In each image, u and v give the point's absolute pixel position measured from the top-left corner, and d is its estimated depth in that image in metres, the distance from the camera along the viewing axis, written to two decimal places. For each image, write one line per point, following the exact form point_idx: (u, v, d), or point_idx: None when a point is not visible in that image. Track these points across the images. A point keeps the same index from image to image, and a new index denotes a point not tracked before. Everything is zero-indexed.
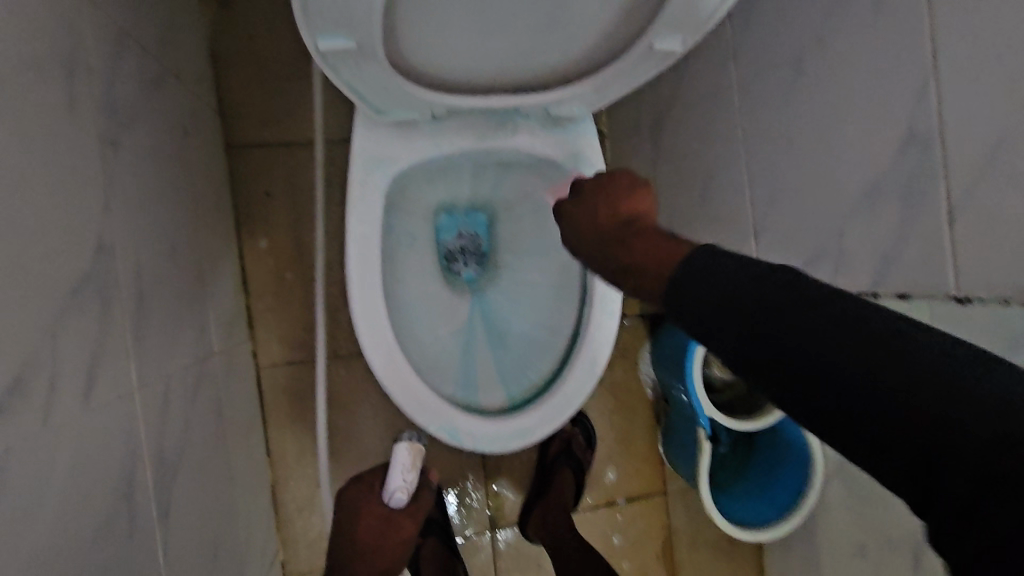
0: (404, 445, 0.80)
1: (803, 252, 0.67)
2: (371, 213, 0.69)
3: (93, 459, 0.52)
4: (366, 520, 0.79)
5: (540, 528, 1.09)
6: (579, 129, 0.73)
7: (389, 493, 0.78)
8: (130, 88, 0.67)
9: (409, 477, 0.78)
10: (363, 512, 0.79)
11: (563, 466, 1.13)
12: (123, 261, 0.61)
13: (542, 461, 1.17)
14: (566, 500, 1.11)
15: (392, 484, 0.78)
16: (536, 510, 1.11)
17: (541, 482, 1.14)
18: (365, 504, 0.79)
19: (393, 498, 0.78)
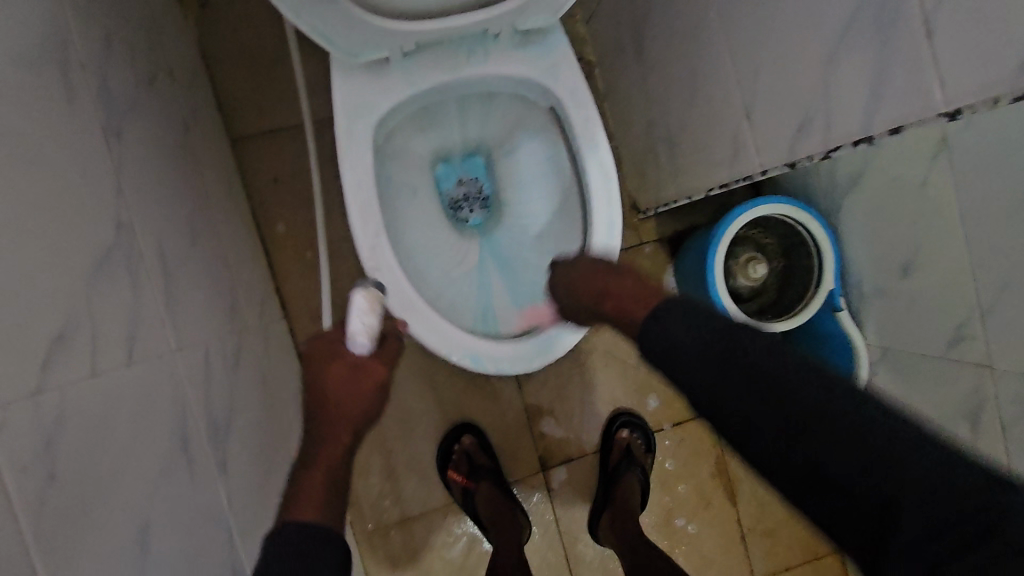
0: (359, 291, 0.66)
1: (795, 119, 0.65)
2: (362, 159, 0.71)
3: (146, 411, 0.57)
4: (333, 375, 0.65)
5: (610, 526, 1.10)
6: (550, 41, 0.72)
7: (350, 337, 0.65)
8: (125, 82, 0.72)
9: (369, 321, 0.65)
10: (331, 364, 0.65)
11: (626, 472, 1.15)
12: (144, 238, 0.65)
13: (605, 465, 1.19)
14: (633, 505, 1.12)
15: (352, 328, 0.65)
16: (606, 514, 1.12)
17: (606, 489, 1.16)
18: (331, 353, 0.66)
19: (354, 343, 0.65)
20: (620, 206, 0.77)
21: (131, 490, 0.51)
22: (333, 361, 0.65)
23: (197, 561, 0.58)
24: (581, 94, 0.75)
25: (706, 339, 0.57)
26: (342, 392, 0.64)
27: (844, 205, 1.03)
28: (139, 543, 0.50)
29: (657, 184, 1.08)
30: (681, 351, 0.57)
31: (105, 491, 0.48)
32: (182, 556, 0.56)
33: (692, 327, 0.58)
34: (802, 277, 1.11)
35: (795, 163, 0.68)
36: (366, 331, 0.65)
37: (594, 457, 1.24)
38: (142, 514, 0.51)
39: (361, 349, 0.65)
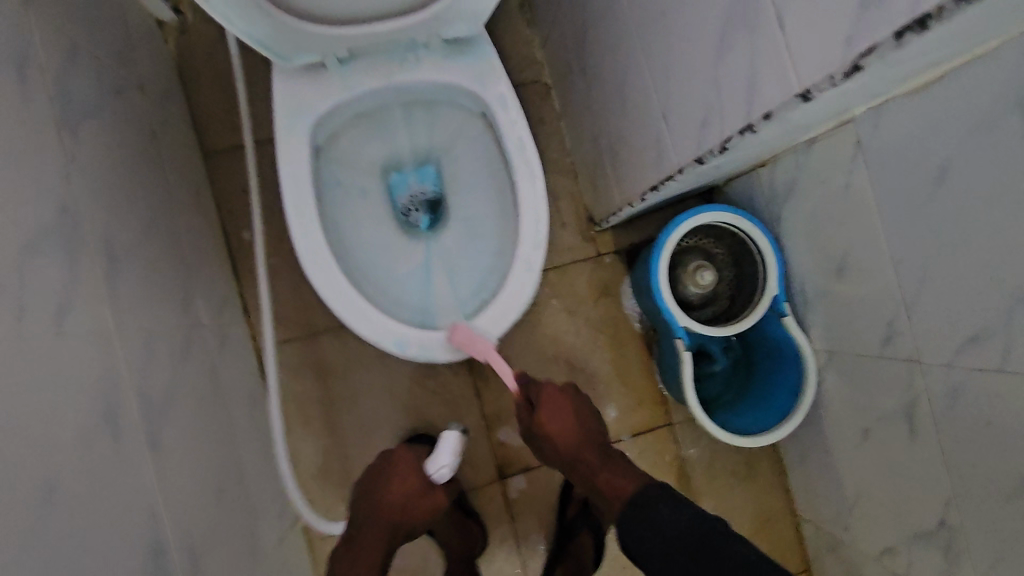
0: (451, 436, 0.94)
1: (698, 114, 0.70)
2: (299, 156, 0.76)
3: (71, 378, 0.60)
4: (394, 475, 0.96)
5: None
6: (477, 50, 0.78)
7: (437, 466, 0.94)
8: (87, 88, 0.78)
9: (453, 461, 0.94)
10: (396, 470, 0.96)
11: (582, 529, 1.14)
12: (89, 224, 0.70)
13: (562, 517, 1.18)
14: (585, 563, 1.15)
15: (440, 461, 0.93)
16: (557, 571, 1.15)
17: (559, 540, 1.16)
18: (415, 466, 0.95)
19: (438, 473, 0.94)
20: (545, 201, 0.80)
21: (40, 443, 0.53)
22: (398, 469, 0.96)
23: (112, 526, 0.60)
24: (508, 99, 0.80)
25: (650, 526, 0.74)
26: (390, 494, 0.94)
27: (783, 212, 1.06)
28: (44, 493, 0.52)
29: (606, 193, 1.12)
30: (644, 539, 0.73)
31: (11, 439, 0.50)
32: (93, 517, 0.58)
33: (650, 521, 0.74)
34: (751, 283, 1.14)
35: (702, 158, 0.72)
36: (449, 466, 0.94)
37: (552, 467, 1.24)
38: (50, 468, 0.54)
39: (440, 478, 0.94)
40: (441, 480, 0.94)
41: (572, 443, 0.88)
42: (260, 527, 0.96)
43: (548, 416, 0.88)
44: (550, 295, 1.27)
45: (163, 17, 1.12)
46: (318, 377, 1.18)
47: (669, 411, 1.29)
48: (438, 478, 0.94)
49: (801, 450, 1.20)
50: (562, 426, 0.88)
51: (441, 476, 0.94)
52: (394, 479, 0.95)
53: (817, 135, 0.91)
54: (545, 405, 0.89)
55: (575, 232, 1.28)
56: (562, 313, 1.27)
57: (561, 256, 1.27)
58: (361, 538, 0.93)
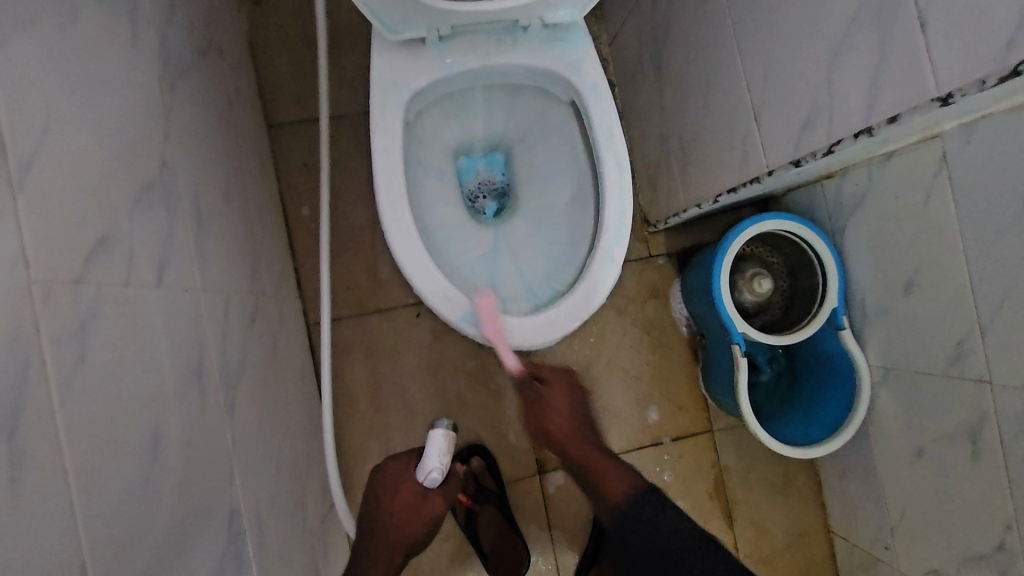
0: (439, 434, 0.85)
1: (801, 114, 0.70)
2: (391, 129, 0.76)
3: (170, 332, 0.60)
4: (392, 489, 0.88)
5: None
6: (574, 38, 0.78)
7: (427, 471, 0.83)
8: (181, 48, 0.78)
9: (444, 460, 0.83)
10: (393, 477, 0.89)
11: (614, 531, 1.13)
12: (183, 181, 0.70)
13: (596, 519, 1.17)
14: None
15: (429, 464, 0.83)
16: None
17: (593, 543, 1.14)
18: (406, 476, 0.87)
19: (428, 478, 0.83)
20: (631, 194, 0.80)
21: (146, 393, 0.53)
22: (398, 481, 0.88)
23: (199, 484, 0.60)
24: (601, 88, 0.79)
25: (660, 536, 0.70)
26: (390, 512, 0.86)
27: (848, 225, 1.06)
28: (148, 442, 0.52)
29: (669, 194, 1.12)
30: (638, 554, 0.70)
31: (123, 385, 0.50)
32: (185, 472, 0.57)
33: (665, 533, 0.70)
34: (807, 295, 1.13)
35: (801, 160, 0.72)
36: (440, 467, 0.83)
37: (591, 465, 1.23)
38: (155, 417, 0.53)
39: (432, 483, 0.83)
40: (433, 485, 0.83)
41: (568, 434, 0.86)
42: (309, 502, 0.95)
43: (550, 403, 0.88)
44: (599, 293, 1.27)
45: None
46: (366, 356, 1.17)
47: (709, 418, 1.29)
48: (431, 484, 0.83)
49: (842, 465, 1.20)
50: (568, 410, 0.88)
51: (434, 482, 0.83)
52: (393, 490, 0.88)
53: (896, 148, 0.91)
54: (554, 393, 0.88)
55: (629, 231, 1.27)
56: (609, 311, 1.27)
57: None
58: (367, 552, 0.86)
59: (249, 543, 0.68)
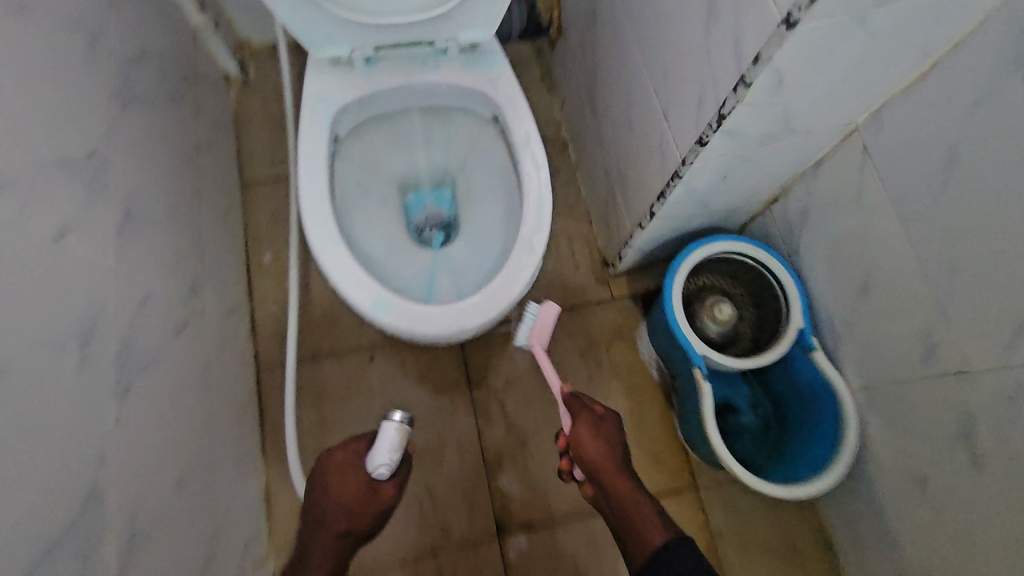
0: (389, 425, 0.68)
1: (694, 94, 0.73)
2: (317, 136, 0.81)
3: (59, 291, 0.60)
4: (330, 497, 0.71)
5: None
6: (491, 59, 0.86)
7: (375, 467, 0.68)
8: (149, 84, 0.89)
9: (395, 457, 0.68)
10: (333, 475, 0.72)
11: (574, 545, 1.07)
12: (119, 177, 0.75)
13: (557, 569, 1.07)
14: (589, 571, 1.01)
15: (376, 461, 0.68)
16: None
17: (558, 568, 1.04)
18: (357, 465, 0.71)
19: (377, 473, 0.68)
20: (550, 189, 0.81)
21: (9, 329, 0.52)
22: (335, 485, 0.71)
23: (55, 449, 0.55)
24: (518, 100, 0.85)
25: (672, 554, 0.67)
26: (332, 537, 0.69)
27: (800, 245, 1.04)
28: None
29: (619, 226, 1.13)
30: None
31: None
32: (42, 427, 0.54)
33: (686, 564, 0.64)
34: (773, 322, 1.07)
35: (703, 138, 0.73)
36: (389, 465, 0.68)
37: (557, 527, 1.09)
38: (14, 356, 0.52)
39: (379, 480, 0.68)
40: (380, 479, 0.68)
41: (612, 469, 0.75)
42: (220, 543, 0.85)
43: (584, 436, 0.78)
44: (561, 336, 1.22)
45: (230, 72, 1.29)
46: (314, 401, 1.13)
47: (691, 472, 1.15)
48: (378, 477, 0.68)
49: (848, 519, 1.04)
50: (605, 440, 0.77)
51: (383, 476, 0.68)
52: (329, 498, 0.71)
53: (824, 154, 0.91)
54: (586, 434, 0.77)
55: (589, 274, 1.27)
56: (574, 355, 1.21)
57: (573, 297, 1.25)
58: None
59: (110, 541, 0.60)
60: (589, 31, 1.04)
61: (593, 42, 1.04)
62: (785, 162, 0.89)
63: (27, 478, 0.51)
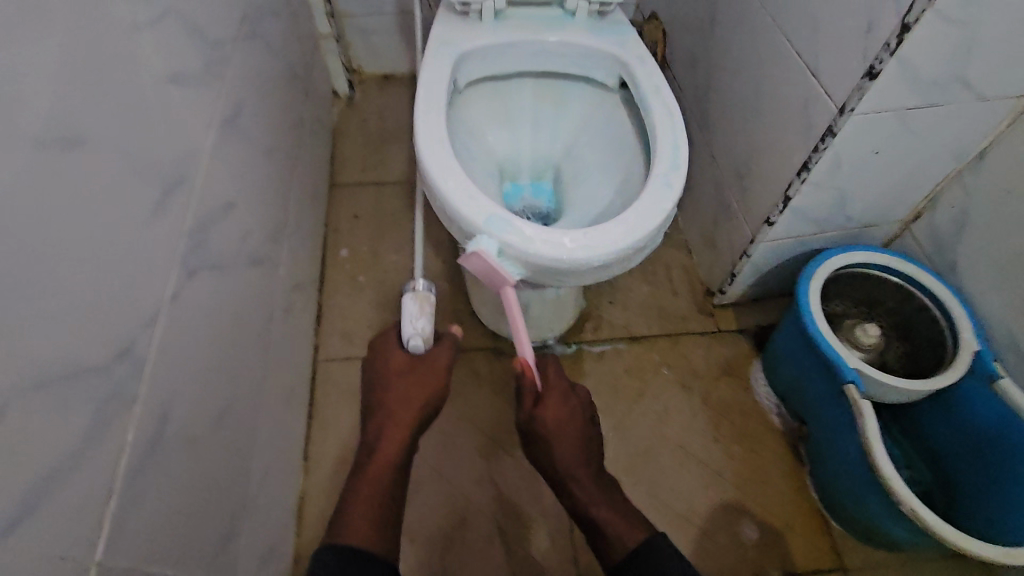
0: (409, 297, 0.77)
1: (861, 23, 0.66)
2: (440, 69, 0.78)
3: (156, 126, 0.53)
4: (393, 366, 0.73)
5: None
6: (619, 25, 0.84)
7: (405, 338, 0.74)
8: (272, 40, 0.90)
9: (418, 323, 0.74)
10: (391, 354, 0.74)
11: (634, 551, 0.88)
12: (231, 80, 0.71)
13: None
14: None
15: (405, 332, 0.74)
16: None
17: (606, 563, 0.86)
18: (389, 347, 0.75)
19: (410, 346, 0.73)
20: (685, 132, 0.73)
21: (80, 96, 0.43)
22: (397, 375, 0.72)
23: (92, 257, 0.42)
24: (647, 59, 0.81)
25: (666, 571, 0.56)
26: (400, 426, 0.67)
27: (959, 258, 0.89)
28: (50, 126, 0.39)
29: (734, 238, 1.02)
30: None
31: (56, 48, 0.40)
32: (82, 221, 0.41)
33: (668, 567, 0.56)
34: (932, 349, 0.89)
35: (873, 68, 0.66)
36: (421, 332, 0.74)
37: None
38: (77, 119, 0.42)
39: (417, 350, 0.73)
40: (418, 352, 0.73)
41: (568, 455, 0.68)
42: (243, 531, 0.66)
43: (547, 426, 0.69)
44: (660, 364, 1.04)
45: (338, 89, 1.35)
46: None
47: (837, 547, 0.88)
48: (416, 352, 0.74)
49: None
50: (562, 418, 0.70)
51: (420, 348, 0.74)
52: (397, 380, 0.71)
53: (988, 141, 0.81)
54: (546, 406, 0.70)
55: (690, 302, 1.12)
56: (675, 388, 1.02)
57: (672, 324, 1.09)
58: (352, 508, 0.59)
59: (126, 422, 0.44)
60: (702, 38, 1.03)
61: (706, 47, 1.02)
62: (944, 142, 0.80)
63: (36, 253, 0.37)
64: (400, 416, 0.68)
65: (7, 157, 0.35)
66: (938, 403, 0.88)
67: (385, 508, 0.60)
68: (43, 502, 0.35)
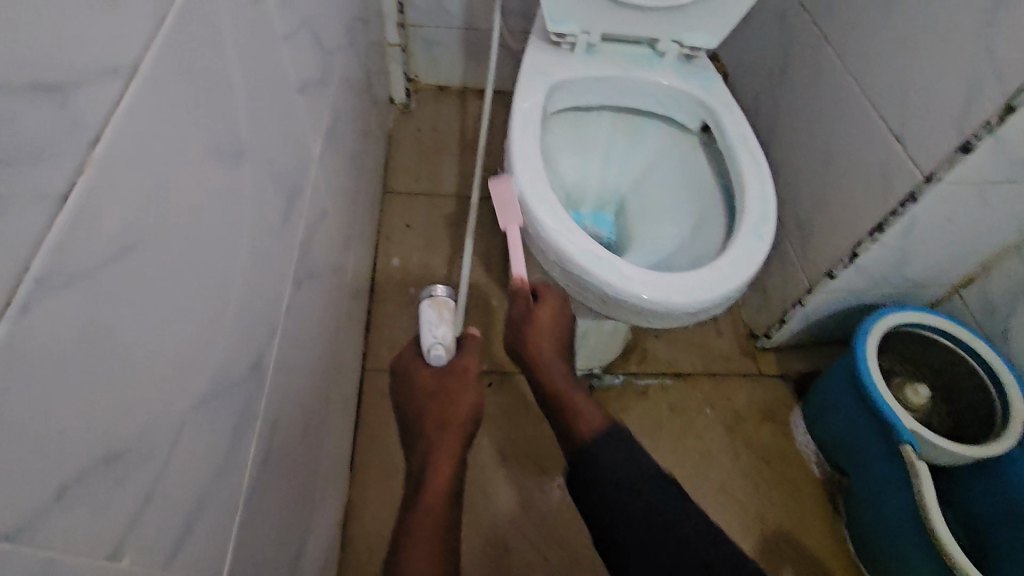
0: (426, 311, 0.72)
1: (959, 98, 0.69)
2: (533, 97, 0.79)
3: (288, 137, 0.53)
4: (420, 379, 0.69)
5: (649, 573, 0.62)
6: (706, 71, 0.86)
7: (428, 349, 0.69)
8: (358, 49, 0.91)
9: (439, 332, 0.70)
10: (419, 375, 0.69)
11: None
12: (332, 90, 0.72)
13: None
14: None
15: (427, 341, 0.69)
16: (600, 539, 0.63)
17: None
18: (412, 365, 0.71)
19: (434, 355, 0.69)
20: (772, 185, 0.75)
21: (247, 107, 0.43)
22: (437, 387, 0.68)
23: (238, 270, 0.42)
24: (733, 108, 0.83)
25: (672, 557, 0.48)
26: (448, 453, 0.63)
27: (1010, 327, 0.91)
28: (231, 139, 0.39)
29: (787, 285, 1.03)
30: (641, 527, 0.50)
31: (235, 61, 0.41)
32: (240, 232, 0.42)
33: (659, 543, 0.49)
34: (979, 414, 0.91)
35: (969, 142, 0.68)
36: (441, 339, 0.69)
37: None
38: (243, 130, 0.42)
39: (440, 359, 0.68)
40: (440, 364, 0.69)
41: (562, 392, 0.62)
42: (309, 544, 0.65)
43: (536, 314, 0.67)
44: (703, 404, 1.05)
45: (395, 97, 1.36)
46: None
47: None
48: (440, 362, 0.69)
49: None
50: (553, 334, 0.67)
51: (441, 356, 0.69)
52: (430, 400, 0.67)
53: None
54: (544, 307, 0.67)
55: (733, 343, 1.13)
56: (718, 428, 1.03)
57: (715, 363, 1.10)
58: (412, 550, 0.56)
59: (253, 436, 0.44)
60: (770, 87, 1.05)
61: (774, 96, 1.05)
62: (1012, 216, 0.82)
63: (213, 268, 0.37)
64: (443, 424, 0.65)
65: (202, 169, 0.35)
66: (976, 469, 0.89)
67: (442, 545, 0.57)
68: (199, 518, 0.35)
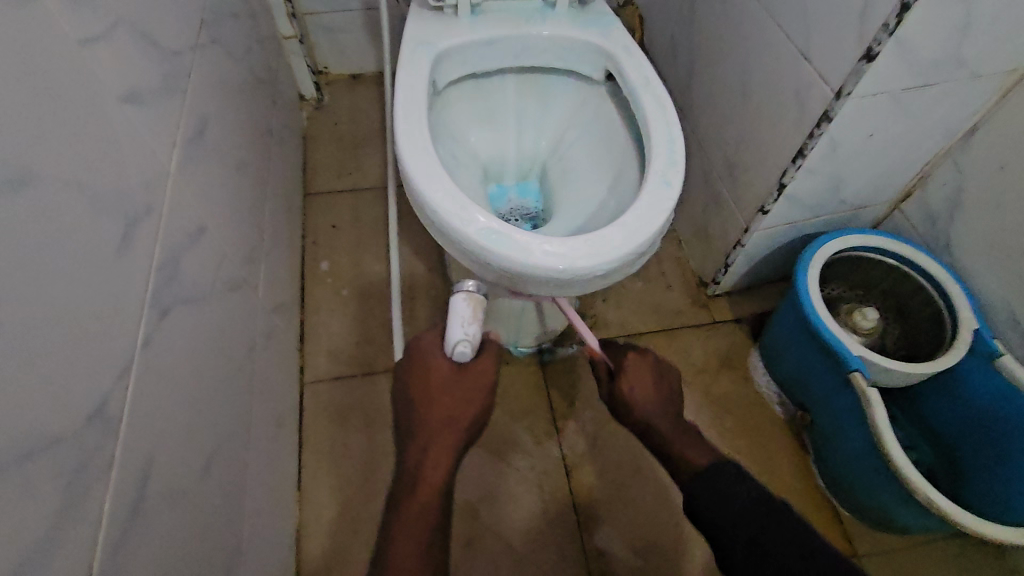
0: (460, 297, 0.62)
1: (856, 6, 0.64)
2: (417, 70, 0.74)
3: (115, 153, 0.47)
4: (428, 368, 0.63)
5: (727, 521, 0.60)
6: (602, 16, 0.81)
7: (452, 345, 0.61)
8: (233, 46, 0.84)
9: (472, 329, 0.61)
10: (432, 362, 0.63)
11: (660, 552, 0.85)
12: (192, 94, 0.66)
13: None
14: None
15: (453, 338, 0.61)
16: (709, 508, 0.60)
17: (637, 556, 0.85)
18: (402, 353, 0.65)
19: (457, 354, 0.61)
20: (679, 126, 0.70)
21: (30, 128, 0.38)
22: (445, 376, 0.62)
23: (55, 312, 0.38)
24: (633, 51, 0.78)
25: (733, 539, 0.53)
26: (443, 449, 0.58)
27: (954, 234, 0.88)
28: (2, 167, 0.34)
29: (726, 228, 1.00)
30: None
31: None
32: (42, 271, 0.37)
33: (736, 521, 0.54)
34: (932, 328, 0.88)
35: (871, 50, 0.64)
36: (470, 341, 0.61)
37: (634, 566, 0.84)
38: (30, 157, 0.37)
39: (463, 359, 0.61)
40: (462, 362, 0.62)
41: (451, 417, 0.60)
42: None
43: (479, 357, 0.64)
44: None
45: (305, 92, 1.29)
46: (365, 425, 0.92)
47: (847, 535, 0.89)
48: (462, 360, 0.61)
49: None
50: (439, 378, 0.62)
51: (467, 357, 0.61)
52: (437, 391, 0.61)
53: (978, 117, 0.80)
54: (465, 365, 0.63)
55: (683, 295, 1.10)
56: None
57: (668, 319, 1.07)
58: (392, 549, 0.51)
59: (106, 492, 0.40)
60: (682, 24, 1.00)
61: (687, 32, 0.99)
62: (936, 121, 0.79)
63: (3, 319, 0.33)
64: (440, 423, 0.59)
65: None
66: (934, 385, 0.88)
67: (430, 550, 0.52)
68: None
